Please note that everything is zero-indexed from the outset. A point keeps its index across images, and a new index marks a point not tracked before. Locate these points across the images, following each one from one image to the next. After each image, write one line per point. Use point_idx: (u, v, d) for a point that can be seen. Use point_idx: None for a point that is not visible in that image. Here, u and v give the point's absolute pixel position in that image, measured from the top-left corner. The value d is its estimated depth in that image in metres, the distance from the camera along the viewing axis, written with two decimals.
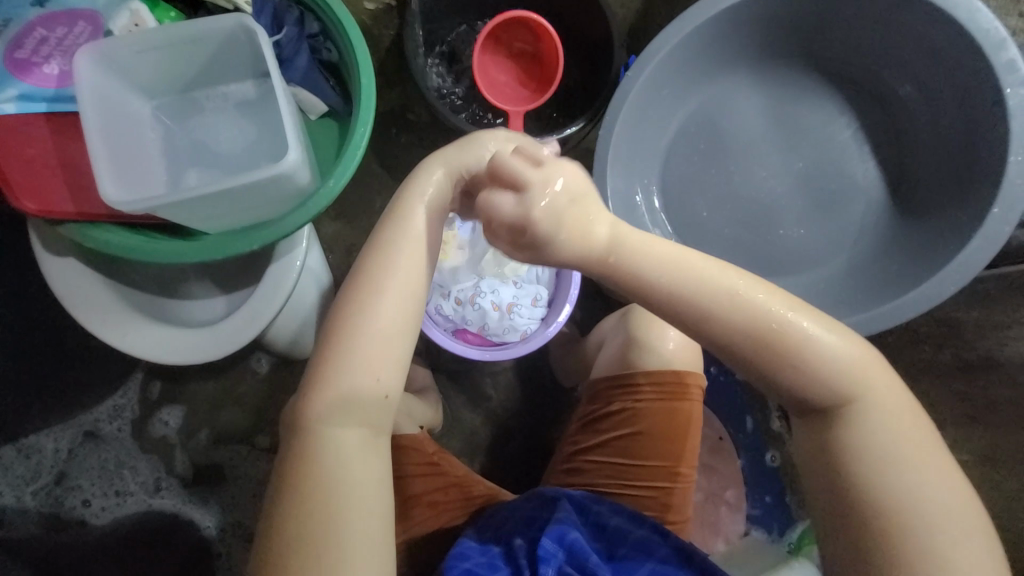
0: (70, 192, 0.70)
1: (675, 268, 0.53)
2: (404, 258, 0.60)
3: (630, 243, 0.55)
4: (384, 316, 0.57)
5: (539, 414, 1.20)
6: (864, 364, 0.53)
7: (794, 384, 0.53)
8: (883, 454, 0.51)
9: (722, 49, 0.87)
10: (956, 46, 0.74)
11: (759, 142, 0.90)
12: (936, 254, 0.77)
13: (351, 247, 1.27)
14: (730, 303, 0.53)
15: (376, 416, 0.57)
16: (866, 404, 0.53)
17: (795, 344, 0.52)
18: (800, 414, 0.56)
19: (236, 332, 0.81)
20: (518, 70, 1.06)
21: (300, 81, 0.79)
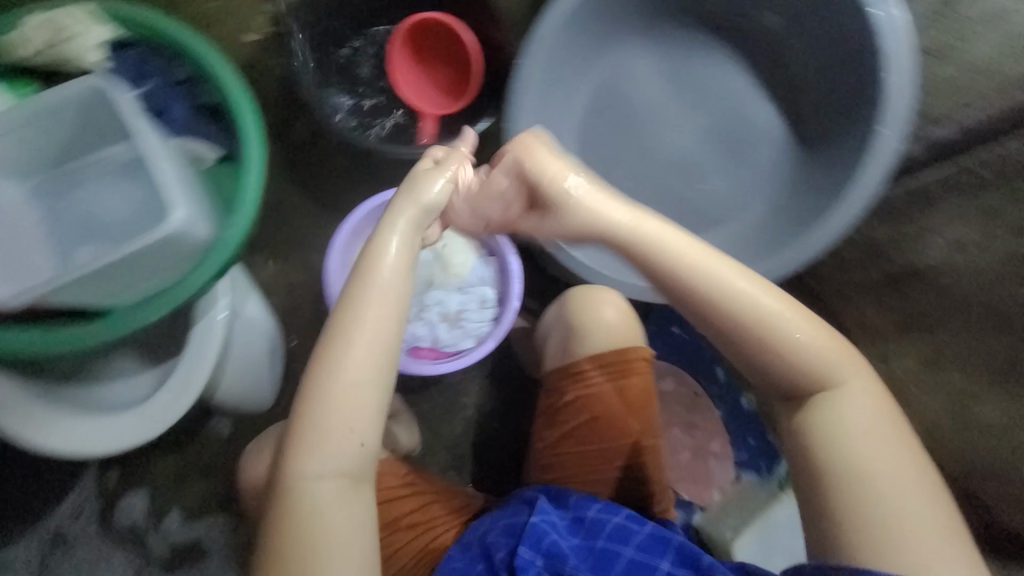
0: None
1: (675, 255, 0.58)
2: (373, 304, 0.58)
3: (644, 231, 0.59)
4: (350, 375, 0.56)
5: (515, 412, 1.19)
6: (840, 358, 0.58)
7: (771, 364, 0.58)
8: (850, 431, 0.56)
9: (608, 19, 0.88)
10: None
11: (664, 102, 0.91)
12: (838, 179, 0.80)
13: (291, 286, 1.22)
14: (727, 296, 0.57)
15: (354, 466, 0.57)
16: (836, 387, 0.58)
17: (767, 327, 0.57)
18: (784, 398, 0.60)
19: (169, 406, 0.78)
20: (438, 75, 1.07)
21: (182, 131, 0.77)
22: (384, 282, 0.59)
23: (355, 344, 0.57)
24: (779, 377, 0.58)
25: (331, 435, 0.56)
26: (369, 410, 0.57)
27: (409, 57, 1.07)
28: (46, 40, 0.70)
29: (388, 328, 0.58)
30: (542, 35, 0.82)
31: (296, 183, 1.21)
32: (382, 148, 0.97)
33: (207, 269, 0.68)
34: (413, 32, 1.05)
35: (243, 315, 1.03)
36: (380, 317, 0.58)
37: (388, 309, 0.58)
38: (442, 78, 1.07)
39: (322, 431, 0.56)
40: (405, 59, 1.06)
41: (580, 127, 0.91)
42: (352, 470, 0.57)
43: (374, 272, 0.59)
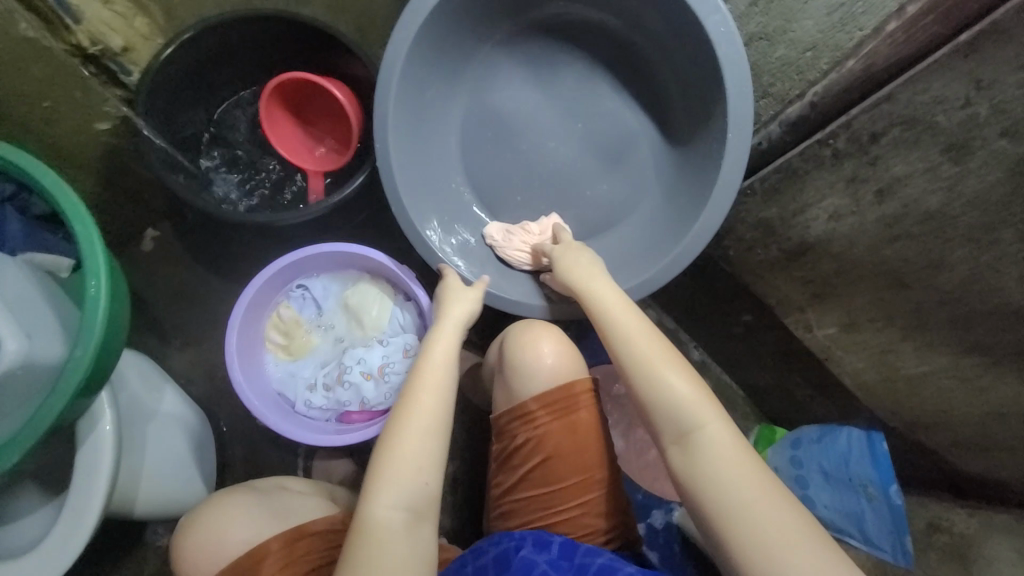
0: None
1: (604, 303, 0.73)
2: (438, 360, 0.73)
3: (591, 284, 0.75)
4: (418, 421, 0.68)
5: (471, 449, 1.16)
6: (702, 402, 0.64)
7: (647, 405, 0.66)
8: (722, 468, 0.60)
9: (459, 43, 0.86)
10: None
11: (538, 115, 0.90)
12: (706, 170, 0.79)
13: (212, 369, 1.16)
14: (626, 344, 0.68)
15: (421, 504, 0.65)
16: (707, 431, 0.63)
17: (644, 368, 0.66)
18: (671, 441, 0.64)
19: (64, 546, 0.71)
20: (323, 127, 1.04)
21: (26, 248, 0.71)
22: (444, 353, 0.74)
23: (423, 397, 0.70)
24: (655, 420, 0.65)
25: (407, 472, 0.65)
26: (434, 451, 0.68)
27: (285, 104, 1.02)
28: None
29: (443, 387, 0.71)
30: (392, 73, 0.78)
31: (198, 261, 1.16)
32: (258, 218, 0.92)
33: (56, 398, 0.60)
34: (288, 85, 0.98)
35: (160, 412, 0.98)
36: (440, 379, 0.72)
37: (443, 368, 0.73)
38: (327, 130, 1.04)
39: (399, 468, 0.65)
40: (279, 107, 1.01)
41: (461, 153, 0.93)
42: (417, 507, 0.65)
43: (436, 343, 0.75)
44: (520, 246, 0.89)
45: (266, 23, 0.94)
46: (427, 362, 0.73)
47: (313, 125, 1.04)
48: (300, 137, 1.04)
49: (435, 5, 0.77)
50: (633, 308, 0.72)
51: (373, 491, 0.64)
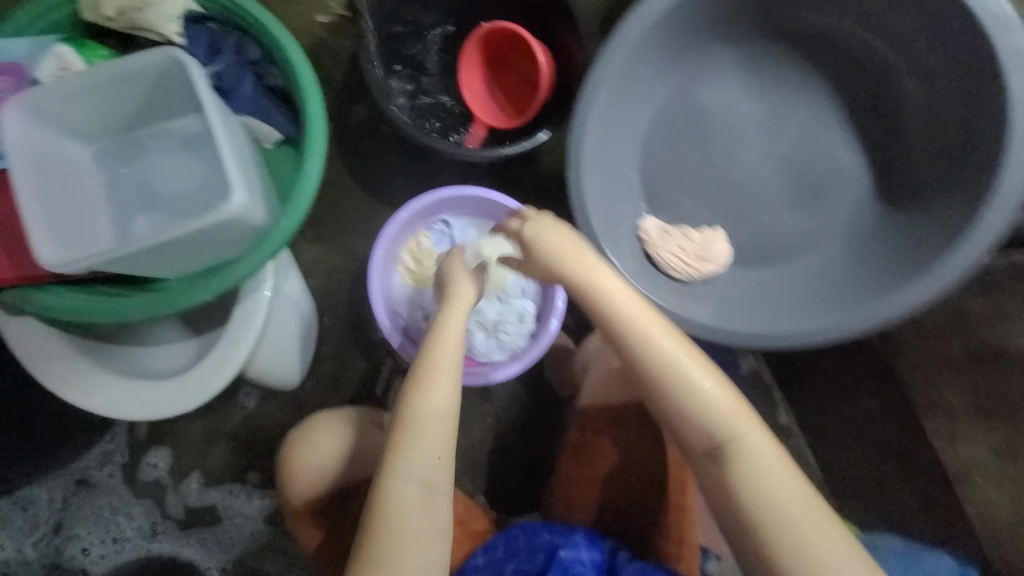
0: (8, 255, 0.64)
1: (617, 311, 0.62)
2: (448, 339, 0.66)
3: (602, 286, 0.62)
4: (435, 398, 0.63)
5: (536, 427, 1.17)
6: (737, 412, 0.60)
7: (680, 418, 0.61)
8: (767, 486, 0.58)
9: (697, 29, 0.81)
10: (952, 17, 0.67)
11: (746, 126, 0.85)
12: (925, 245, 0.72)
13: (330, 268, 1.22)
14: (658, 360, 0.60)
15: (434, 477, 0.61)
16: (745, 444, 0.59)
17: (677, 379, 0.60)
18: (706, 452, 0.61)
19: (205, 380, 0.78)
20: (506, 88, 1.05)
21: (248, 109, 0.75)
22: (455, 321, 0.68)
23: (440, 372, 0.64)
24: (685, 435, 0.61)
25: (427, 449, 0.61)
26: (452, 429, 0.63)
27: (485, 51, 1.03)
28: (120, 3, 0.67)
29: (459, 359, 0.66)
30: (628, 34, 0.76)
31: (347, 164, 1.19)
32: (435, 144, 0.94)
33: (261, 257, 0.69)
34: (500, 36, 1.01)
35: (283, 291, 1.04)
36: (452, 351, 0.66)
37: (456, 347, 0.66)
38: (507, 92, 1.05)
39: (417, 448, 0.61)
40: (480, 46, 1.02)
41: (647, 129, 0.87)
42: (435, 486, 0.61)
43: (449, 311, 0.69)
44: (675, 249, 0.85)
45: None
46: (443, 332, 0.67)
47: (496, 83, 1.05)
48: (479, 87, 1.05)
49: None
50: (657, 316, 0.63)
51: (390, 465, 0.61)
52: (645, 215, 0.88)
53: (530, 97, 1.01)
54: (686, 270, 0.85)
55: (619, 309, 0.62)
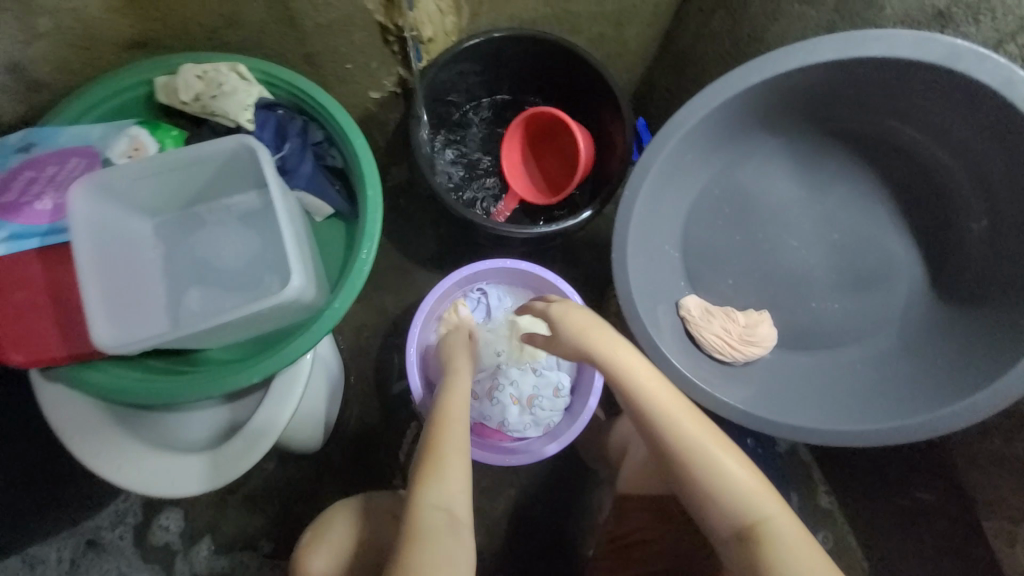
0: (60, 333, 0.61)
1: (635, 386, 0.65)
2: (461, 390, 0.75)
3: (621, 360, 0.66)
4: (453, 425, 0.69)
5: (563, 499, 1.14)
6: (759, 489, 0.63)
7: (704, 499, 0.64)
8: (793, 563, 0.59)
9: (746, 121, 0.81)
10: (1020, 134, 0.64)
11: (792, 213, 0.85)
12: (985, 353, 0.70)
13: (359, 327, 1.21)
14: (681, 438, 0.64)
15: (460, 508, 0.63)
16: (772, 523, 0.62)
17: (702, 457, 0.64)
18: (736, 535, 0.62)
19: (239, 457, 0.75)
20: (543, 164, 1.08)
21: (305, 186, 0.77)
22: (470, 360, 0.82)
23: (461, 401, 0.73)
24: (712, 516, 0.64)
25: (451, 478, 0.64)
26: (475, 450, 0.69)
27: (529, 128, 1.07)
28: (197, 91, 0.69)
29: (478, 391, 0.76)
30: (676, 129, 0.77)
31: (386, 225, 1.22)
32: (476, 219, 0.95)
33: (313, 336, 0.68)
34: (546, 118, 1.04)
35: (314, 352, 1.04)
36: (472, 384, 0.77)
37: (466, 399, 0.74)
38: (544, 168, 1.09)
39: (449, 468, 0.64)
40: (524, 124, 1.05)
41: (691, 212, 0.87)
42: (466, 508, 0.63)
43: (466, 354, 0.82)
44: (720, 330, 0.83)
45: (551, 48, 1.00)
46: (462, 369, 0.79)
47: (535, 157, 1.09)
48: (517, 160, 1.08)
49: (754, 85, 0.73)
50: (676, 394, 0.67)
51: (428, 487, 0.63)
52: (686, 294, 0.87)
53: (567, 177, 1.05)
54: (727, 353, 0.84)
55: (640, 384, 0.65)
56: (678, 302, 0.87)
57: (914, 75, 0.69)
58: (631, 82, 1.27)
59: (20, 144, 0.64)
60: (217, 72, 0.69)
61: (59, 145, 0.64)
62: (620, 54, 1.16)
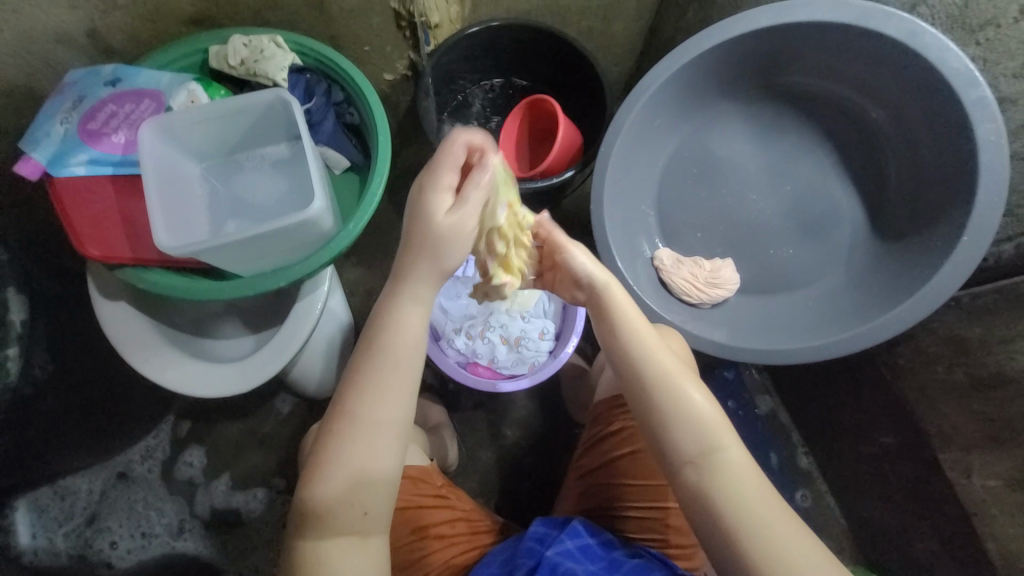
0: (127, 239, 0.76)
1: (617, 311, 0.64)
2: (391, 370, 0.60)
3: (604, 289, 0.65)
4: (369, 427, 0.59)
5: (552, 448, 1.23)
6: (717, 423, 0.59)
7: (661, 421, 0.60)
8: (741, 497, 0.56)
9: (706, 87, 0.94)
10: (932, 83, 0.76)
11: (750, 170, 0.96)
12: (912, 277, 0.80)
13: (369, 289, 1.33)
14: (645, 355, 0.62)
15: (368, 523, 0.60)
16: (723, 456, 0.58)
17: (656, 381, 0.61)
18: (688, 460, 0.58)
19: (262, 366, 0.88)
20: (535, 142, 1.21)
21: (327, 141, 0.91)
22: (399, 349, 0.60)
23: (365, 426, 0.59)
24: (670, 441, 0.59)
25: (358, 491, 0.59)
26: (381, 478, 0.60)
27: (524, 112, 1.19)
28: (243, 56, 0.84)
29: (399, 400, 0.60)
30: (642, 94, 0.89)
31: (396, 200, 1.36)
32: None
33: (329, 253, 0.81)
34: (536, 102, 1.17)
35: (329, 308, 1.09)
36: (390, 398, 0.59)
37: (397, 384, 0.60)
38: (536, 145, 1.21)
39: (346, 494, 0.59)
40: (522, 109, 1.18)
41: (663, 170, 0.99)
42: (365, 529, 0.60)
43: (396, 339, 0.60)
44: (687, 276, 0.93)
45: (543, 36, 1.14)
46: (383, 368, 0.60)
47: (527, 136, 1.22)
48: (511, 136, 1.20)
49: (707, 50, 0.87)
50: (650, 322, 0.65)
51: (307, 530, 0.59)
52: (660, 248, 0.97)
53: None
54: (695, 295, 0.92)
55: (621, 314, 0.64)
56: (652, 254, 0.97)
57: (844, 33, 0.81)
58: (620, 75, 1.41)
59: (110, 80, 0.79)
60: (259, 42, 0.84)
61: (138, 86, 0.79)
62: (608, 47, 1.30)
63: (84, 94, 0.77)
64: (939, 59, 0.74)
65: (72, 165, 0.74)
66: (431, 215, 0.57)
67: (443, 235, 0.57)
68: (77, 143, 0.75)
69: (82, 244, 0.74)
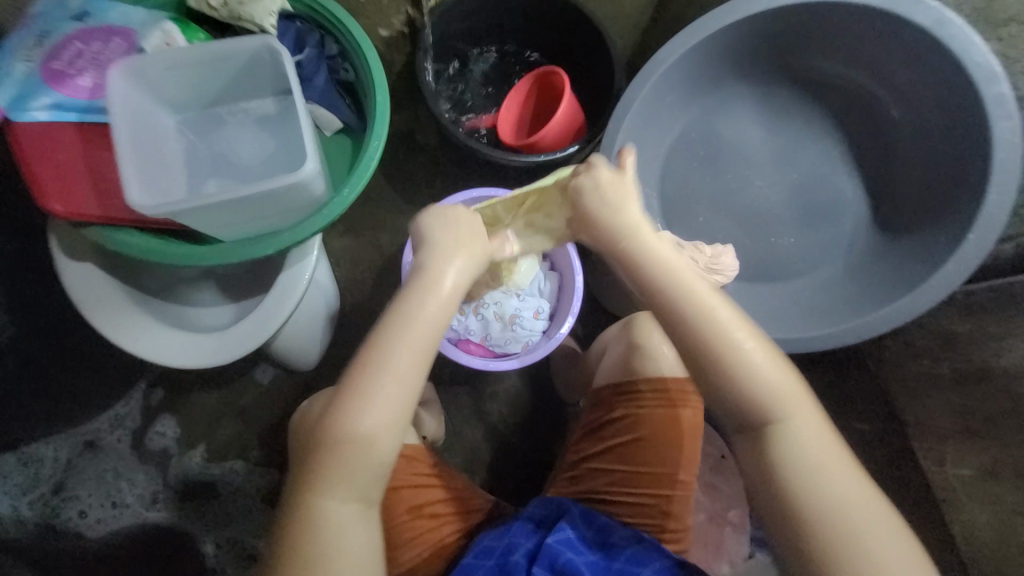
0: (96, 194, 0.69)
1: (672, 276, 0.56)
2: (422, 318, 0.58)
3: (643, 248, 0.58)
4: (399, 371, 0.56)
5: (540, 426, 1.23)
6: (786, 393, 0.56)
7: (722, 395, 0.56)
8: (805, 469, 0.54)
9: (722, 65, 0.91)
10: (952, 75, 0.75)
11: (757, 155, 0.94)
12: (912, 272, 0.81)
13: (356, 260, 1.27)
14: (704, 324, 0.55)
15: (376, 485, 0.57)
16: (787, 428, 0.55)
17: (718, 352, 0.55)
18: (740, 431, 0.57)
19: (244, 338, 0.82)
20: (534, 118, 1.16)
21: (318, 99, 0.84)
22: (442, 298, 0.59)
23: (394, 372, 0.56)
24: (719, 412, 0.58)
25: (376, 437, 0.55)
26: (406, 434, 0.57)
27: (532, 87, 1.14)
28: None
29: (426, 350, 0.58)
30: (656, 69, 0.85)
31: (386, 167, 1.30)
32: (470, 147, 1.02)
33: (320, 221, 0.75)
34: (544, 79, 1.13)
35: (315, 278, 1.03)
36: (404, 379, 0.56)
37: (433, 332, 0.58)
38: (535, 122, 1.16)
39: (368, 442, 0.55)
40: (530, 83, 1.13)
41: (671, 149, 0.96)
42: (371, 492, 0.57)
43: (434, 288, 0.59)
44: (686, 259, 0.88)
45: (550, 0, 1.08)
46: (415, 318, 0.57)
47: (527, 111, 1.16)
48: (511, 107, 1.15)
49: (730, 25, 0.83)
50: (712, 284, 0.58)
51: (318, 482, 0.56)
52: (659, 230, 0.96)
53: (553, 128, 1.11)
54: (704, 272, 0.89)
55: (671, 275, 0.56)
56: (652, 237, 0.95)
57: (864, 20, 0.80)
58: (625, 48, 1.35)
59: (77, 13, 0.70)
60: None
61: (108, 22, 0.71)
62: (614, 15, 1.24)
63: (48, 28, 0.69)
64: (964, 50, 0.72)
65: (33, 109, 0.66)
66: (443, 219, 0.63)
67: (451, 218, 0.63)
68: (38, 85, 0.67)
69: (44, 197, 0.67)
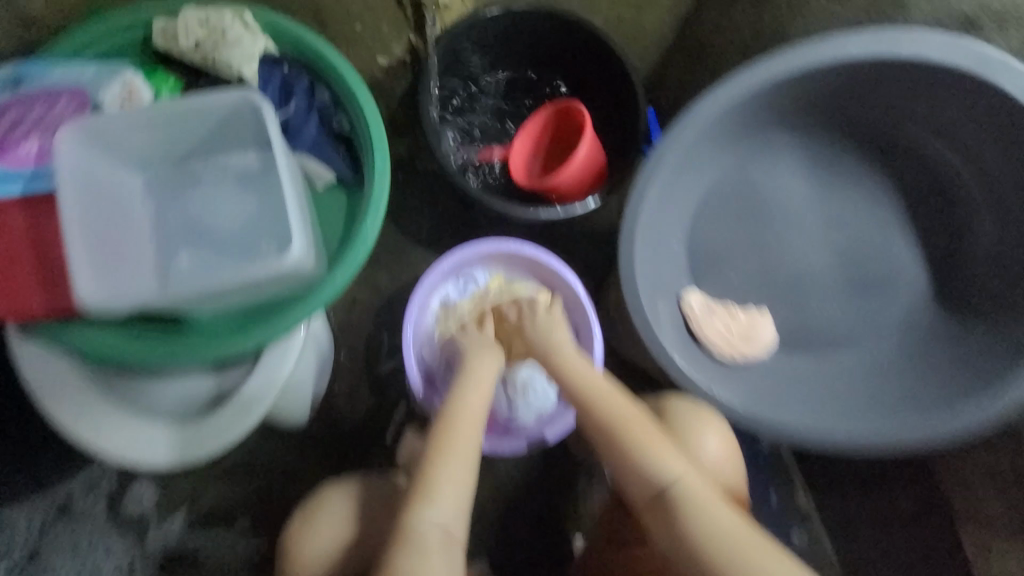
0: (39, 281, 0.59)
1: (578, 376, 0.77)
2: (476, 393, 0.77)
3: (561, 353, 0.80)
4: (468, 432, 0.72)
5: (550, 492, 1.11)
6: (677, 467, 0.67)
7: (632, 472, 0.68)
8: (714, 533, 0.62)
9: (769, 117, 0.82)
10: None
11: (800, 214, 0.84)
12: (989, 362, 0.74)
13: (350, 304, 1.15)
14: (603, 408, 0.73)
15: (449, 542, 0.65)
16: (692, 496, 0.65)
17: (619, 435, 0.70)
18: (649, 505, 0.67)
19: (225, 427, 0.71)
20: (547, 154, 1.05)
21: (308, 152, 0.74)
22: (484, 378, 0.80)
23: (464, 436, 0.71)
24: (629, 489, 0.68)
25: (454, 490, 0.67)
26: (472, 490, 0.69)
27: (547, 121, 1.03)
28: (199, 38, 0.67)
29: (478, 419, 0.74)
30: (695, 122, 0.77)
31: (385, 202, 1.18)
32: (479, 194, 0.92)
33: (311, 306, 0.69)
34: (562, 113, 1.02)
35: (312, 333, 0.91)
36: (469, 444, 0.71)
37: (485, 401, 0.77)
38: (548, 158, 1.05)
39: (449, 495, 0.67)
40: (547, 117, 1.03)
41: (706, 205, 0.86)
42: (451, 548, 0.65)
43: (478, 370, 0.80)
44: (719, 327, 0.84)
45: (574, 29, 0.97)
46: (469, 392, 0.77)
47: (540, 146, 1.05)
48: (523, 142, 1.03)
49: (782, 78, 0.75)
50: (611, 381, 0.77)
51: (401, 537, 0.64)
52: (687, 286, 0.86)
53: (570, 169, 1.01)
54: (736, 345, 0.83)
55: (578, 374, 0.77)
56: (679, 295, 0.85)
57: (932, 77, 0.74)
58: None
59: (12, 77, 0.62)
60: (220, 20, 0.67)
61: (52, 81, 0.62)
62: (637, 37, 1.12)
63: None
64: None
65: None
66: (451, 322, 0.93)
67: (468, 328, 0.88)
68: None
69: None
